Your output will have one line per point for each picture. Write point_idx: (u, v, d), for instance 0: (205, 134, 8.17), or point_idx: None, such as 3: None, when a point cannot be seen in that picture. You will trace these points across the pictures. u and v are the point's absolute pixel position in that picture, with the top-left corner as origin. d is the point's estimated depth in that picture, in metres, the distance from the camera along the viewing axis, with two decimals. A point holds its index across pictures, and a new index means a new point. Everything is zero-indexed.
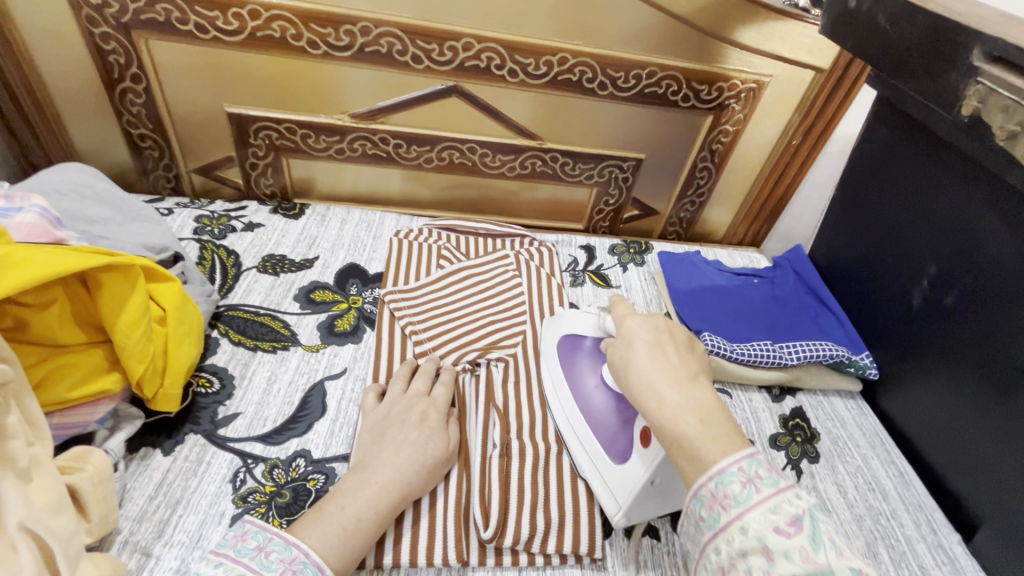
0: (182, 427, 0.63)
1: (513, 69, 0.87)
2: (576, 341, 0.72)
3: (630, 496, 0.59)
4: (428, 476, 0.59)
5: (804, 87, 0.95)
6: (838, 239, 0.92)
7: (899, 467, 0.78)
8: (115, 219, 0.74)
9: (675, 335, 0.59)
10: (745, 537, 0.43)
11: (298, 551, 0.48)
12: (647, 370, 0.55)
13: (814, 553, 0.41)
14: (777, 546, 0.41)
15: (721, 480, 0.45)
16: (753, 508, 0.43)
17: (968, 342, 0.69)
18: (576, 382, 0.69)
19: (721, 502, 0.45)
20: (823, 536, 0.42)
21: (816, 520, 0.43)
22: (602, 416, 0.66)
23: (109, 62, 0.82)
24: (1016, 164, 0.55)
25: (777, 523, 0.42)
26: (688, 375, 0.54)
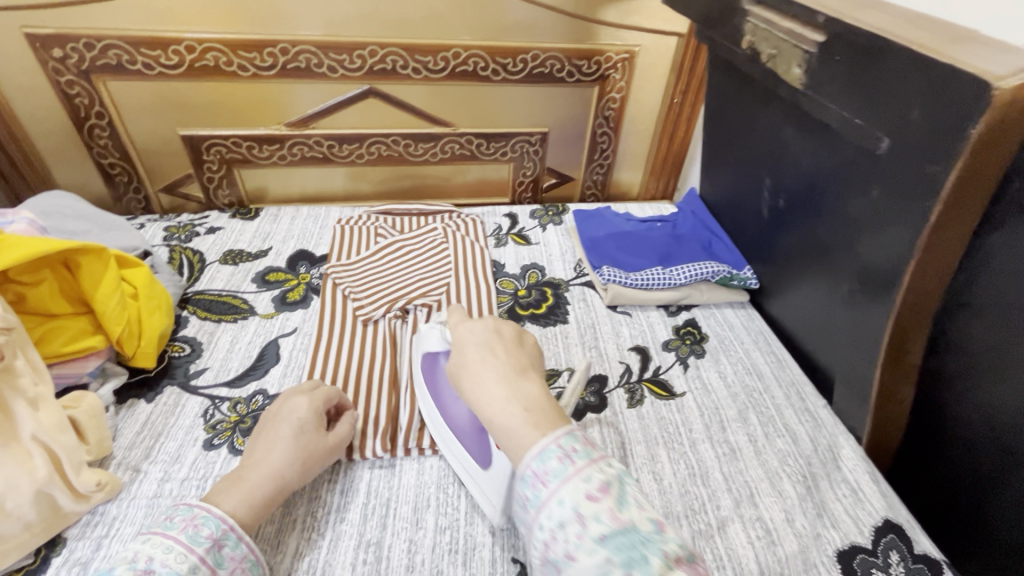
0: (161, 380, 0.77)
1: (415, 67, 1.03)
2: (432, 359, 0.71)
3: (499, 497, 0.61)
4: (303, 469, 0.62)
5: (671, 51, 1.10)
6: (714, 177, 1.06)
7: (777, 354, 0.92)
8: (92, 230, 0.89)
9: (503, 335, 0.58)
10: (561, 507, 0.43)
11: (199, 509, 0.53)
12: (475, 371, 0.54)
13: (620, 513, 0.42)
14: (589, 512, 0.42)
15: (541, 458, 0.45)
16: (568, 481, 0.44)
17: (800, 234, 0.82)
18: (438, 393, 0.70)
19: (541, 479, 0.44)
20: (629, 499, 0.43)
21: (623, 484, 0.45)
22: (462, 426, 0.65)
23: (77, 105, 0.98)
24: (781, 80, 0.69)
25: (589, 490, 0.43)
26: (516, 370, 0.54)
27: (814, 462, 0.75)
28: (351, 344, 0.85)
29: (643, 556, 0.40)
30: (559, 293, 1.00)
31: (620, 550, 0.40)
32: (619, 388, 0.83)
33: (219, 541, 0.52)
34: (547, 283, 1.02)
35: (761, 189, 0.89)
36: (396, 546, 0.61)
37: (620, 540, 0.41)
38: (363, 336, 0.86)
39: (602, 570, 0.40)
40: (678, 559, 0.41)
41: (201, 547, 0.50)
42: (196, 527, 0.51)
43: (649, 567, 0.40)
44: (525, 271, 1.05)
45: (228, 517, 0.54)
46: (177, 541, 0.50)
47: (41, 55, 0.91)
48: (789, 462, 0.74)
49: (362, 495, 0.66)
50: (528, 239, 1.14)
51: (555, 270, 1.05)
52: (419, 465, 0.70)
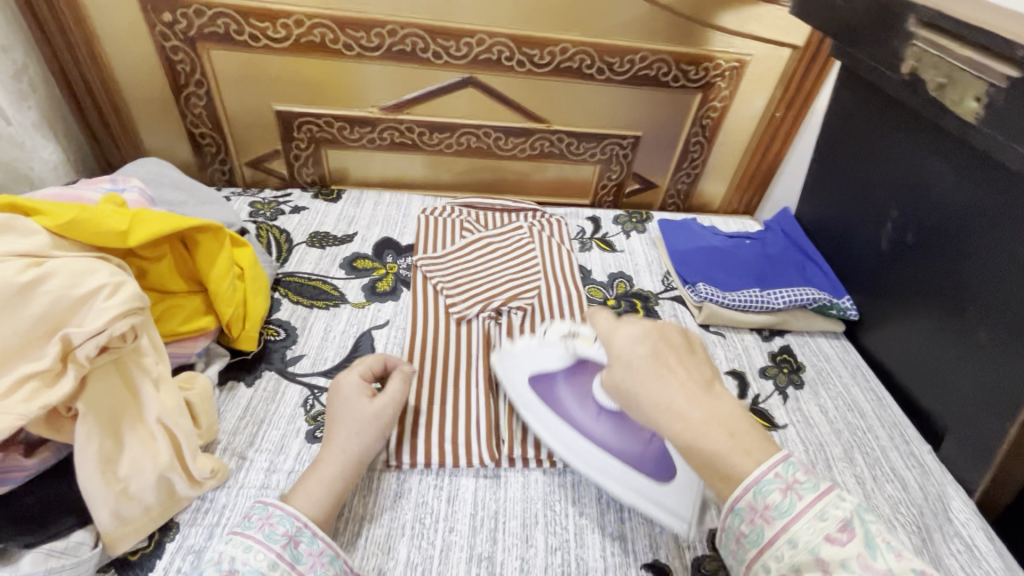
0: (259, 365, 0.76)
1: (520, 59, 1.00)
2: (548, 376, 0.69)
3: (692, 506, 0.58)
4: (367, 441, 0.61)
5: (783, 63, 1.06)
6: (818, 200, 1.02)
7: (877, 392, 0.88)
8: (189, 202, 0.87)
9: (670, 341, 0.51)
10: (795, 552, 0.41)
11: (273, 507, 0.53)
12: (652, 384, 0.48)
13: (872, 560, 0.38)
14: (832, 558, 0.39)
15: (761, 491, 0.43)
16: (798, 520, 0.41)
17: (925, 272, 0.78)
18: (565, 412, 0.68)
19: (764, 516, 0.43)
20: (876, 539, 0.40)
21: (866, 523, 0.41)
22: (615, 439, 0.65)
23: (177, 71, 0.95)
24: (948, 111, 0.65)
25: (828, 531, 0.40)
26: (702, 386, 0.48)
27: (925, 512, 0.72)
28: (445, 342, 0.83)
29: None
30: (649, 306, 0.97)
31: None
32: None
33: (294, 538, 0.51)
34: (636, 295, 0.99)
35: (882, 219, 0.85)
36: (509, 564, 0.59)
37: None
38: (457, 335, 0.84)
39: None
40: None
41: (277, 544, 0.50)
42: (272, 525, 0.51)
43: None
44: (612, 280, 1.02)
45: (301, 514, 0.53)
46: (255, 541, 0.49)
47: (149, 17, 0.89)
48: (899, 510, 0.71)
49: (470, 505, 0.65)
50: (612, 245, 1.11)
51: (643, 282, 1.02)
52: (524, 478, 0.68)
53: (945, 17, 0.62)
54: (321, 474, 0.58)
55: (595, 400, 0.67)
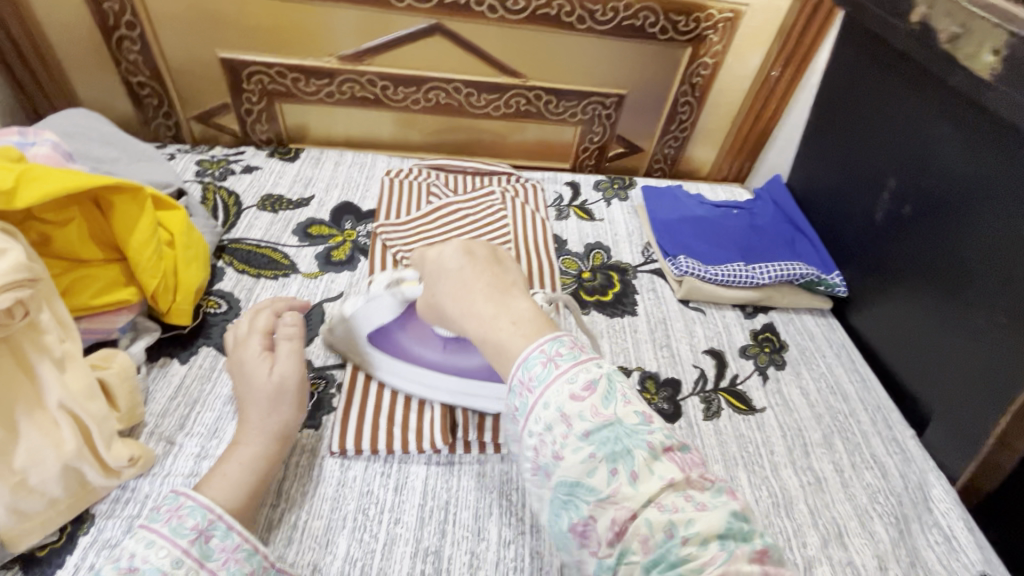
0: (196, 340, 0.69)
1: (492, 5, 0.90)
2: (383, 332, 0.63)
3: None
4: (276, 416, 0.56)
5: (781, 15, 0.96)
6: (811, 167, 0.95)
7: (862, 373, 0.83)
8: (121, 160, 0.79)
9: (477, 254, 0.52)
10: (547, 412, 0.41)
11: (184, 497, 0.48)
12: (456, 291, 0.49)
13: (604, 409, 0.41)
14: (573, 412, 0.40)
15: (528, 366, 0.43)
16: (552, 383, 0.42)
17: (921, 247, 0.72)
18: (411, 357, 0.64)
19: (527, 386, 0.43)
20: (616, 397, 0.42)
21: (612, 384, 0.43)
22: (461, 364, 0.63)
23: (105, 10, 0.85)
24: (958, 66, 0.58)
25: (573, 391, 0.41)
26: (501, 288, 0.49)
27: (905, 502, 0.68)
28: None
29: (629, 449, 0.39)
30: (627, 280, 0.91)
31: (603, 442, 0.39)
32: (694, 396, 0.76)
33: (206, 532, 0.46)
34: (613, 267, 0.93)
35: (878, 189, 0.79)
36: (456, 559, 0.55)
37: (605, 435, 0.39)
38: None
39: (590, 466, 0.39)
40: (666, 448, 0.40)
41: (185, 539, 0.45)
42: (181, 518, 0.46)
43: (632, 458, 0.39)
44: (589, 251, 0.95)
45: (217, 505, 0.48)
46: (160, 537, 0.44)
47: None
48: (878, 499, 0.68)
49: (419, 495, 0.60)
50: (591, 213, 1.04)
51: (621, 253, 0.96)
52: (480, 465, 0.63)
53: None
54: (238, 455, 0.54)
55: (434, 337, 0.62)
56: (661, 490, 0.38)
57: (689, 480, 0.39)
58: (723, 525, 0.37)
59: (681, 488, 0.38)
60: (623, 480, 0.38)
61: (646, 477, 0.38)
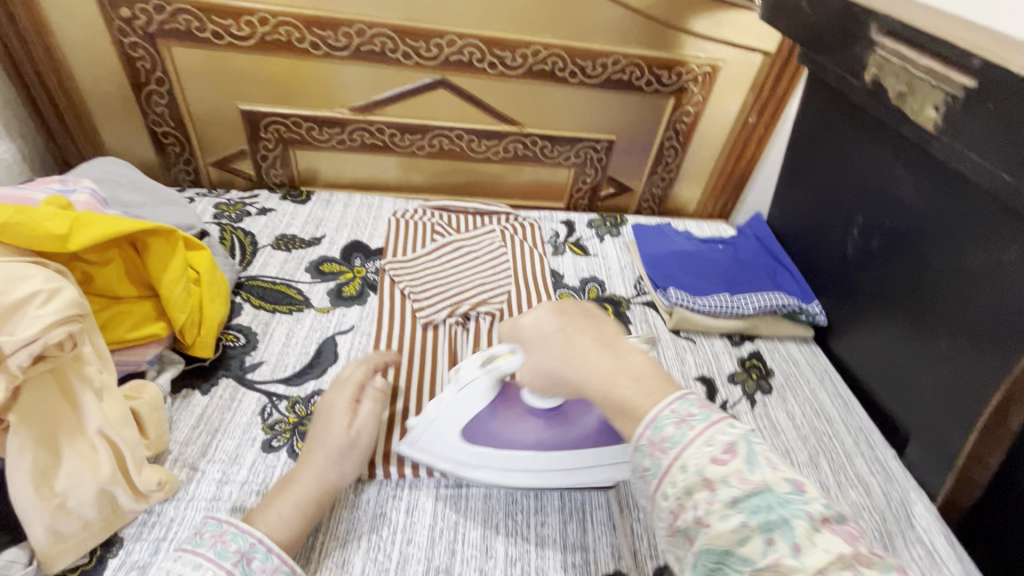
0: (216, 372, 0.73)
1: (492, 61, 0.99)
2: (473, 424, 0.61)
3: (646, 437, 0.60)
4: (339, 467, 0.60)
5: (754, 69, 1.06)
6: (789, 205, 1.02)
7: (844, 397, 0.88)
8: (148, 204, 0.85)
9: (572, 312, 0.52)
10: (686, 473, 0.39)
11: (227, 525, 0.52)
12: (564, 353, 0.49)
13: (752, 474, 0.37)
14: (716, 476, 0.38)
15: (657, 426, 0.41)
16: (688, 446, 0.40)
17: (889, 278, 0.79)
18: (515, 442, 0.62)
19: (660, 447, 0.41)
20: (758, 459, 0.39)
21: (750, 445, 0.40)
22: (567, 434, 0.61)
23: (138, 68, 0.93)
24: (909, 119, 0.65)
25: (713, 454, 0.39)
26: (607, 341, 0.49)
27: (888, 518, 0.72)
28: (410, 346, 0.81)
29: (786, 518, 0.35)
30: (621, 311, 0.96)
31: (752, 509, 0.36)
32: None
33: (247, 555, 0.50)
34: (608, 299, 0.99)
35: (848, 225, 0.86)
36: None
37: (756, 502, 0.36)
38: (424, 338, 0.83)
39: (740, 536, 0.35)
40: (826, 519, 0.36)
41: (228, 562, 0.49)
42: (224, 543, 0.50)
43: (792, 528, 0.35)
44: (585, 284, 1.01)
45: (258, 531, 0.52)
46: (205, 559, 0.48)
47: (106, 12, 0.87)
48: (863, 516, 0.71)
49: (429, 516, 0.63)
50: (585, 249, 1.10)
51: (615, 286, 1.02)
52: (486, 487, 0.67)
53: (905, 26, 0.62)
54: (293, 496, 0.56)
55: (526, 418, 0.61)
56: (833, 564, 0.33)
57: (866, 560, 0.34)
58: None
59: (853, 564, 0.33)
60: (784, 553, 0.34)
61: (810, 549, 0.34)
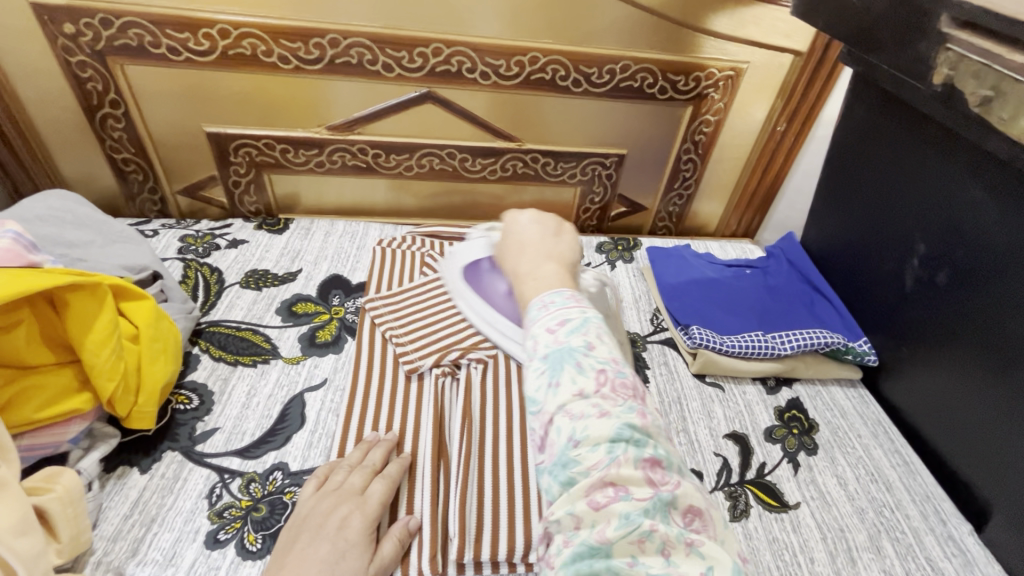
0: (160, 445, 0.62)
1: (484, 71, 0.88)
2: (476, 266, 0.80)
3: None
4: None
5: (783, 71, 0.93)
6: (827, 225, 0.89)
7: (904, 456, 0.75)
8: (95, 243, 0.75)
9: (548, 228, 0.62)
10: (531, 340, 0.44)
11: None
12: (513, 252, 0.59)
13: (564, 339, 0.42)
14: (542, 341, 0.43)
15: (529, 310, 0.47)
16: (537, 319, 0.45)
17: (962, 319, 0.65)
18: (481, 287, 0.79)
19: (525, 325, 0.47)
20: (583, 331, 0.43)
21: (586, 321, 0.44)
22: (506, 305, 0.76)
23: (89, 90, 0.83)
24: (993, 131, 0.52)
25: (549, 325, 0.44)
26: (547, 255, 0.56)
27: None
28: (389, 405, 0.69)
29: (564, 366, 0.41)
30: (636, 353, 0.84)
31: (551, 363, 0.42)
32: (717, 492, 0.68)
33: None
34: None
35: (905, 253, 0.73)
36: None
37: (556, 357, 0.41)
38: (406, 392, 0.71)
39: (538, 380, 0.42)
40: (600, 373, 0.40)
41: None
42: None
43: (562, 373, 0.40)
44: None
45: None
46: None
47: (49, 29, 0.77)
48: None
49: None
50: None
51: (629, 322, 0.90)
52: None
53: (990, 15, 0.49)
54: None
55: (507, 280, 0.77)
56: (574, 401, 0.39)
57: (607, 405, 0.39)
58: (620, 436, 0.37)
59: (595, 402, 0.39)
60: (552, 394, 0.40)
61: (566, 390, 0.40)
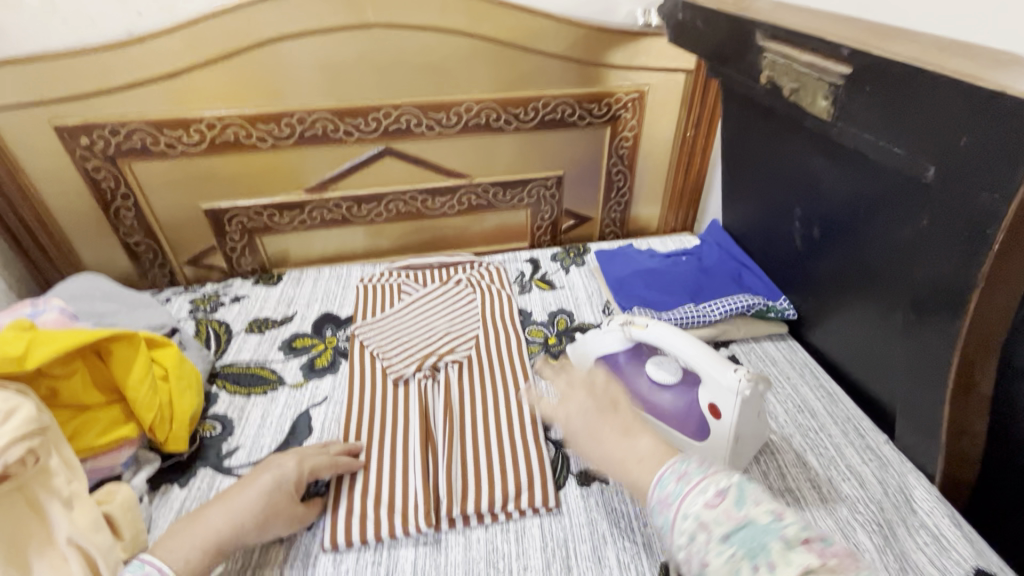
0: (194, 463, 0.75)
1: (429, 124, 1.05)
2: (612, 358, 0.81)
3: (724, 459, 0.68)
4: (264, 528, 0.61)
5: (681, 87, 1.11)
6: (739, 208, 1.04)
7: (827, 388, 0.87)
8: (121, 311, 0.89)
9: (597, 395, 0.62)
10: (687, 521, 0.46)
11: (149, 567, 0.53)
12: (591, 430, 0.59)
13: (737, 511, 0.44)
14: (710, 518, 0.45)
15: (662, 483, 0.50)
16: (687, 495, 0.47)
17: (839, 263, 0.79)
18: (631, 389, 0.77)
19: (666, 502, 0.48)
20: (747, 498, 0.45)
21: (744, 490, 0.46)
22: (667, 410, 0.73)
23: (103, 189, 1.00)
24: (808, 112, 0.68)
25: (706, 499, 0.46)
26: (627, 427, 0.58)
27: (886, 507, 0.69)
28: (381, 408, 0.82)
29: (764, 541, 0.42)
30: None
31: (744, 542, 0.42)
32: None
33: None
34: (577, 329, 0.99)
35: (790, 219, 0.88)
36: None
37: (740, 533, 0.43)
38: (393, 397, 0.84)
39: (733, 565, 0.42)
40: (803, 540, 0.42)
41: None
42: None
43: (768, 549, 0.41)
44: (553, 317, 1.02)
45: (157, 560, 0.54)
46: None
47: (69, 144, 0.94)
48: (859, 510, 0.69)
49: None
50: (551, 283, 1.12)
51: (583, 314, 1.03)
52: (465, 538, 0.66)
53: (783, 30, 0.66)
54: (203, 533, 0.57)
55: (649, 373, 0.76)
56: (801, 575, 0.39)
57: (833, 573, 0.40)
58: None
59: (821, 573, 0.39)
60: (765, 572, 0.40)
61: (785, 566, 0.40)
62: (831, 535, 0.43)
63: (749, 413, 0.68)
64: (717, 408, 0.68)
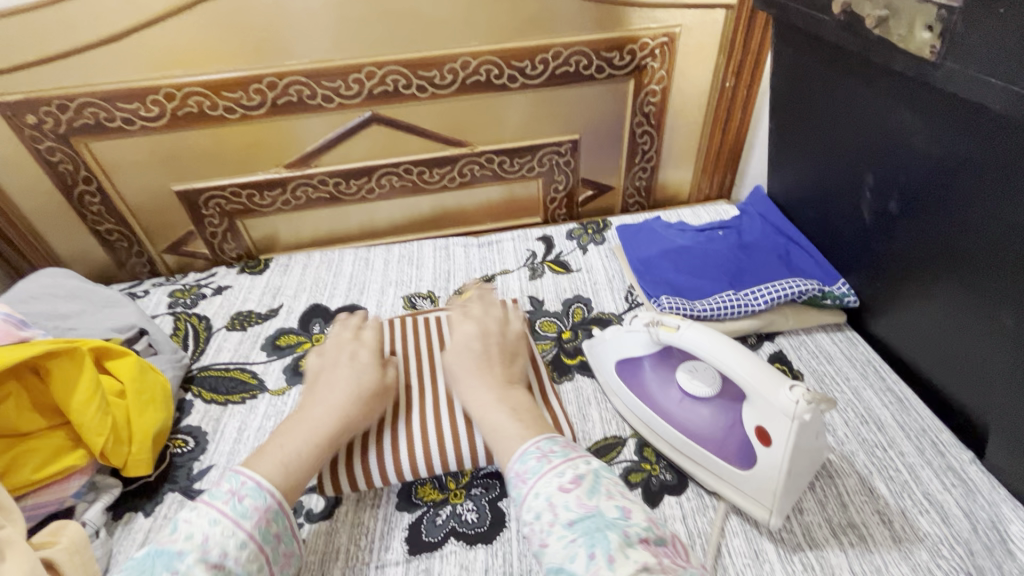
0: (161, 488, 0.66)
1: (420, 85, 0.90)
2: (634, 363, 0.69)
3: (777, 495, 0.56)
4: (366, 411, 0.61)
5: (719, 27, 0.92)
6: (789, 173, 0.88)
7: (897, 393, 0.72)
8: (86, 310, 0.81)
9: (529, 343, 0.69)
10: (537, 499, 0.46)
11: (272, 501, 0.49)
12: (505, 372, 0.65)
13: (589, 500, 0.44)
14: (559, 501, 0.45)
15: (523, 459, 0.50)
16: (543, 476, 0.47)
17: (922, 242, 0.63)
18: (657, 405, 0.66)
19: (522, 478, 0.48)
20: (599, 489, 0.46)
21: (598, 480, 0.47)
22: (703, 430, 0.62)
23: (62, 172, 0.89)
24: (896, 49, 0.52)
25: (561, 483, 0.46)
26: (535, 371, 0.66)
27: (977, 549, 0.56)
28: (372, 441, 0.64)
29: (606, 535, 0.41)
30: None
31: (587, 532, 0.42)
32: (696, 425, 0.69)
33: (264, 515, 0.48)
34: (595, 320, 0.86)
35: (858, 187, 0.72)
36: None
37: (586, 522, 0.42)
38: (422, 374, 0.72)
39: (570, 553, 0.41)
40: (642, 540, 0.42)
41: (248, 521, 0.46)
42: (241, 499, 0.47)
43: (609, 543, 0.41)
44: (568, 307, 0.89)
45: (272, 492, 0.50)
46: (224, 516, 0.45)
47: (15, 123, 0.83)
48: (941, 554, 0.56)
49: None
50: (567, 265, 0.98)
51: (602, 302, 0.89)
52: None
53: None
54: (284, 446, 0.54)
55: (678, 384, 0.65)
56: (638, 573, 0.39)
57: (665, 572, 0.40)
58: None
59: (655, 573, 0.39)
60: (601, 564, 0.40)
61: (620, 561, 0.40)
62: (668, 535, 0.45)
63: (808, 436, 0.55)
64: (766, 432, 0.56)
